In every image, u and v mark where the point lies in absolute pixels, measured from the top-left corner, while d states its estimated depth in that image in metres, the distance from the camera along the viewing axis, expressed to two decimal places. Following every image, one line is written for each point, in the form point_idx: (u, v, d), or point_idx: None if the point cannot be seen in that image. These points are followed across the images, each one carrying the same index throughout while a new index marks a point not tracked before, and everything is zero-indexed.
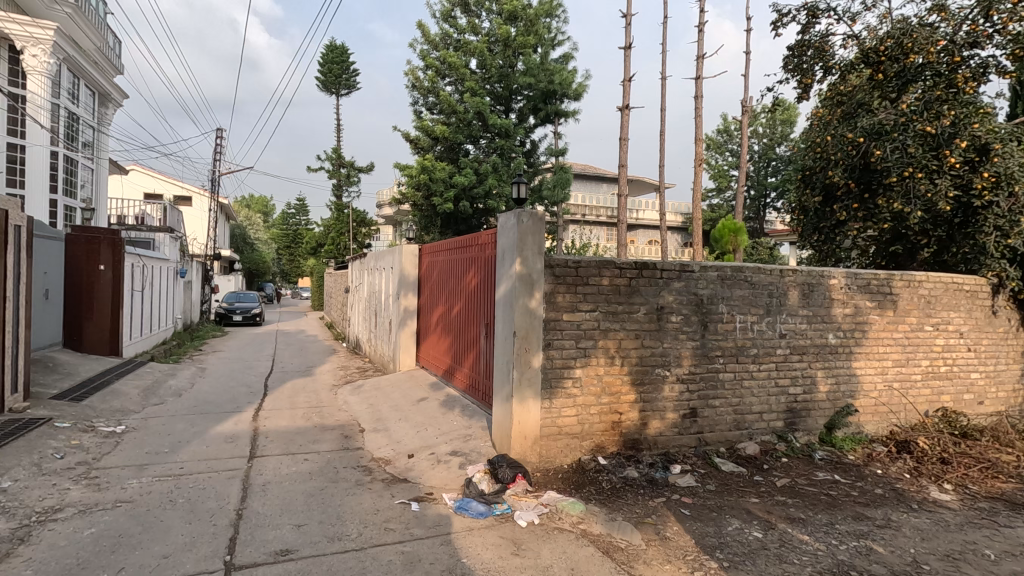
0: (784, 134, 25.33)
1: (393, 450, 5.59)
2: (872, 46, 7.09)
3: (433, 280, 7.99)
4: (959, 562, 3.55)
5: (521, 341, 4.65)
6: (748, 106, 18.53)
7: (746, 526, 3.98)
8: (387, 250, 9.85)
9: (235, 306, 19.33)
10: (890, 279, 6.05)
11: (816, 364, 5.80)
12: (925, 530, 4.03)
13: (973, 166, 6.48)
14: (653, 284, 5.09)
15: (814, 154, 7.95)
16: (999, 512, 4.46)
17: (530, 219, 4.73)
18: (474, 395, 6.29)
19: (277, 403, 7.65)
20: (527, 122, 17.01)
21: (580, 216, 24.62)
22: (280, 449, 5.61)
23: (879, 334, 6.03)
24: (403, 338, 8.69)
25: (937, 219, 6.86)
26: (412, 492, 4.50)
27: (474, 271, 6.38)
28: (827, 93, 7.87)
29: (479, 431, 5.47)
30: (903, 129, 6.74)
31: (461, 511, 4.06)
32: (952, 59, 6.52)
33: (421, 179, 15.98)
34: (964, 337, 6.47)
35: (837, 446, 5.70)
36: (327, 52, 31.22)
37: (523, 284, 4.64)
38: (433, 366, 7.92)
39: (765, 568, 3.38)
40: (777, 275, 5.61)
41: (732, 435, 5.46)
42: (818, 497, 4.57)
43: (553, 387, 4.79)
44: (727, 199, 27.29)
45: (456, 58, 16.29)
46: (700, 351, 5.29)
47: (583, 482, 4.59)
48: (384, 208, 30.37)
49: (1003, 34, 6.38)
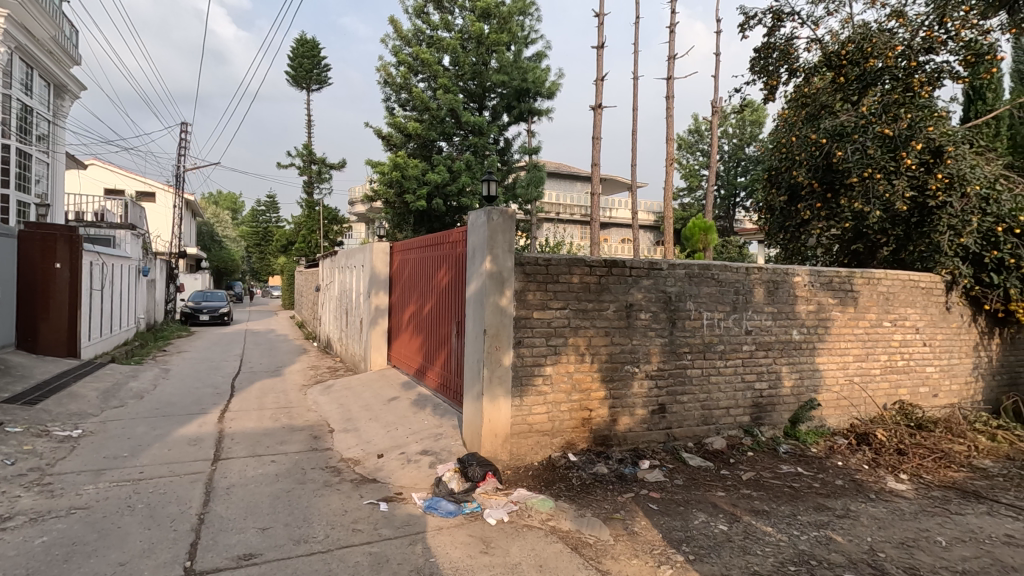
0: (753, 135, 25.87)
1: (362, 451, 5.52)
2: (835, 50, 7.34)
3: (404, 278, 7.91)
4: (914, 549, 3.68)
5: (491, 339, 4.64)
6: (717, 107, 18.84)
7: (712, 519, 4.05)
8: (358, 248, 9.71)
9: (202, 305, 18.80)
10: (852, 277, 6.24)
11: (781, 360, 5.94)
12: (882, 519, 4.17)
13: (928, 167, 6.72)
14: (623, 282, 5.13)
15: (780, 154, 8.15)
16: (951, 500, 4.64)
17: (500, 216, 4.72)
18: (446, 395, 6.25)
19: (243, 404, 7.48)
20: (501, 120, 16.96)
21: (554, 215, 24.69)
22: (246, 451, 5.49)
23: (840, 330, 6.21)
24: (374, 337, 8.58)
25: (895, 219, 7.09)
26: (381, 492, 4.46)
27: (445, 268, 6.33)
28: (793, 94, 8.08)
29: (449, 430, 5.44)
30: (863, 131, 6.95)
31: (430, 510, 4.03)
32: (909, 63, 6.81)
33: (394, 176, 15.80)
34: (920, 333, 6.70)
35: (800, 440, 5.83)
36: (297, 46, 30.61)
37: (493, 282, 4.63)
38: (404, 365, 7.84)
39: (729, 561, 3.44)
40: (743, 273, 5.72)
41: (700, 430, 5.56)
42: (782, 489, 4.68)
43: (524, 385, 4.80)
44: (698, 198, 27.72)
45: (429, 54, 16.19)
46: (668, 347, 5.36)
47: (553, 479, 4.61)
48: (357, 206, 29.95)
49: (956, 41, 6.63)
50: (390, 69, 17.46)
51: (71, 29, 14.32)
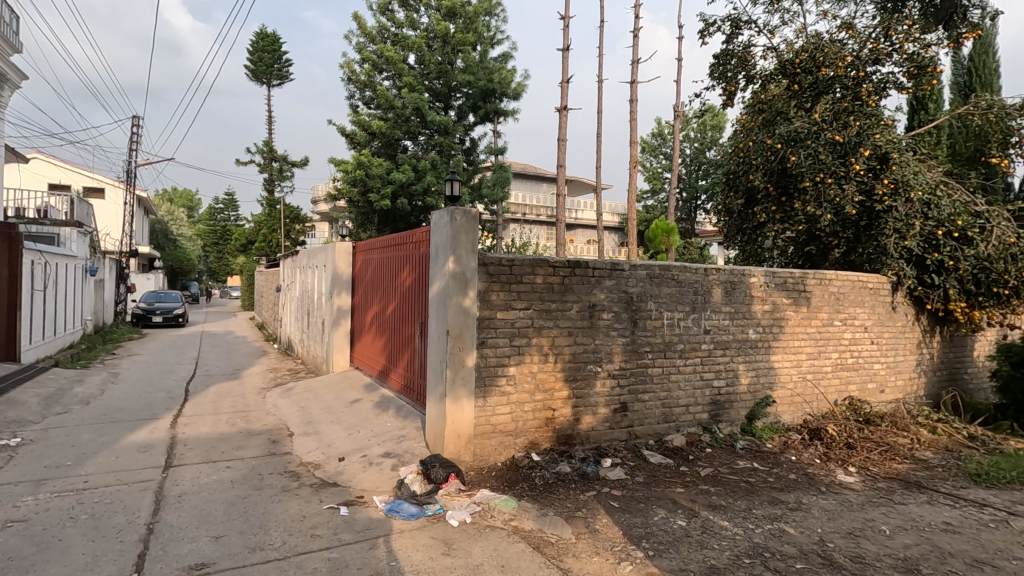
0: (713, 139, 26.57)
1: (323, 454, 5.40)
2: (790, 58, 7.61)
3: (367, 278, 7.80)
4: (860, 538, 3.84)
5: (454, 340, 4.61)
6: (679, 112, 19.23)
7: (672, 515, 4.13)
8: (319, 247, 9.53)
9: (155, 305, 18.09)
10: (804, 278, 6.46)
11: (738, 359, 6.10)
12: (832, 510, 4.34)
13: (876, 173, 7.04)
14: (586, 282, 5.19)
15: (738, 158, 8.42)
16: (895, 491, 4.87)
17: (463, 216, 4.72)
18: (409, 396, 6.19)
19: (198, 409, 7.22)
20: (466, 120, 16.85)
21: (520, 216, 24.71)
22: (200, 457, 5.31)
23: (794, 329, 6.43)
24: (336, 338, 8.41)
25: (845, 222, 7.39)
26: (342, 496, 4.38)
27: (409, 268, 6.27)
28: (750, 100, 8.34)
29: (413, 431, 5.39)
30: (815, 137, 7.23)
31: (392, 513, 3.99)
32: (858, 73, 7.11)
33: (358, 175, 15.56)
34: (868, 331, 6.98)
35: (756, 436, 6.02)
36: (257, 40, 29.72)
37: (456, 282, 4.61)
38: (368, 366, 7.73)
39: (687, 555, 3.51)
40: (702, 274, 5.86)
41: (661, 428, 5.66)
42: (738, 484, 4.82)
43: (487, 386, 4.79)
44: (661, 201, 28.25)
45: (393, 52, 16.01)
46: (630, 346, 5.45)
47: (517, 479, 4.62)
48: (319, 205, 29.33)
49: (900, 53, 6.97)
50: (354, 66, 17.18)
51: (10, 15, 13.53)
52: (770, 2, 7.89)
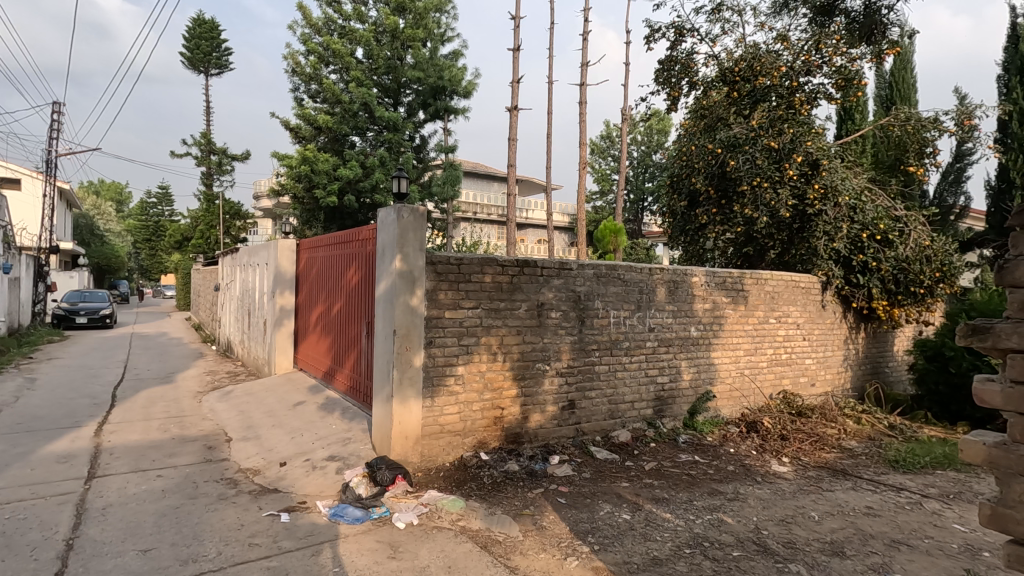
0: (659, 143, 27.37)
1: (263, 459, 5.19)
2: (729, 67, 7.93)
3: (312, 277, 7.57)
4: (791, 525, 4.04)
5: (402, 340, 4.54)
6: (627, 115, 19.63)
7: (617, 509, 4.22)
8: (261, 245, 9.20)
9: (79, 305, 16.90)
10: (741, 277, 6.75)
11: (680, 355, 6.31)
12: (766, 499, 4.55)
13: (807, 178, 7.45)
14: (534, 281, 5.21)
15: (681, 161, 8.73)
16: (823, 478, 5.17)
17: (410, 214, 4.66)
18: (355, 397, 6.04)
19: (126, 415, 6.79)
20: (416, 117, 16.59)
21: (470, 215, 24.59)
22: (128, 466, 4.99)
23: (732, 326, 6.71)
24: (278, 339, 8.11)
25: (780, 225, 7.77)
26: (283, 502, 4.23)
27: (355, 266, 6.13)
28: (692, 106, 8.64)
29: (358, 434, 5.27)
30: (753, 142, 7.58)
31: (336, 518, 3.88)
32: (791, 83, 7.49)
33: (303, 171, 15.12)
34: (800, 328, 7.35)
35: (698, 430, 6.23)
36: (193, 26, 28.23)
37: (404, 281, 4.55)
38: (312, 368, 7.50)
39: (631, 548, 3.60)
40: (647, 273, 6.02)
41: (607, 424, 5.78)
42: (680, 477, 4.98)
43: (435, 386, 4.74)
44: (610, 202, 28.80)
45: (340, 45, 15.61)
46: (578, 345, 5.53)
47: (465, 479, 4.60)
48: (261, 200, 28.16)
49: (829, 66, 7.39)
50: (298, 57, 16.62)
51: None
52: (712, 11, 8.19)
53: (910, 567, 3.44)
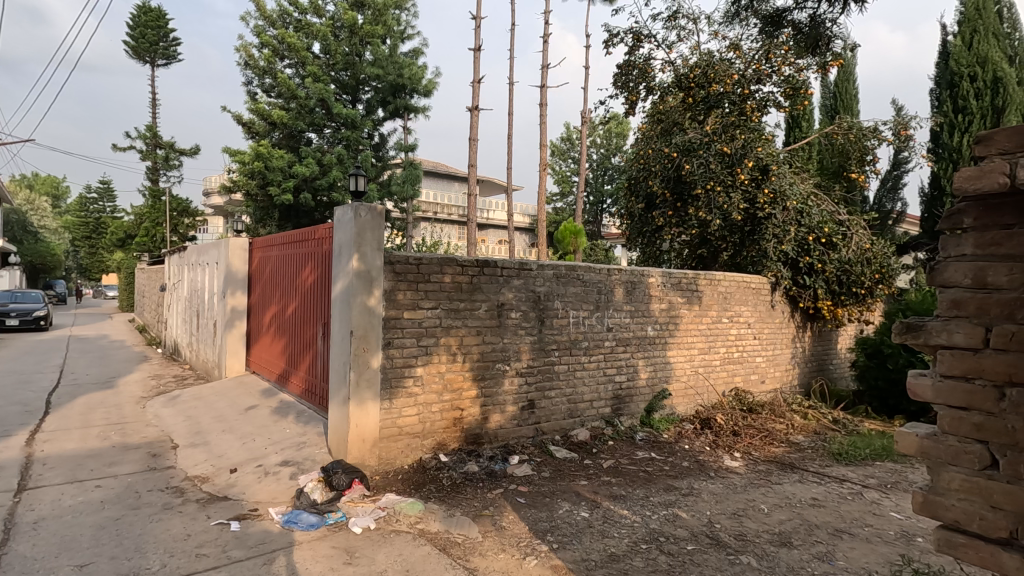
0: (618, 146, 27.86)
1: (212, 466, 4.99)
2: (685, 73, 8.14)
3: (265, 276, 7.33)
4: (743, 518, 4.18)
5: (359, 341, 4.46)
6: (587, 118, 19.89)
7: (575, 507, 4.26)
8: (210, 243, 8.86)
9: (10, 306, 15.85)
10: (696, 278, 6.94)
11: (638, 354, 6.43)
12: (719, 494, 4.68)
13: (758, 183, 7.73)
14: (494, 281, 5.20)
15: (639, 165, 8.91)
16: (772, 472, 5.36)
17: (368, 213, 4.59)
18: (311, 400, 5.89)
19: (62, 422, 6.40)
20: (375, 114, 16.28)
21: (431, 215, 24.36)
22: (64, 477, 4.71)
23: (687, 325, 6.88)
24: (229, 341, 7.82)
25: (732, 228, 8.02)
26: (233, 510, 4.08)
27: (311, 266, 5.98)
28: (649, 110, 8.83)
29: (314, 438, 5.13)
30: (706, 147, 7.82)
31: (289, 525, 3.77)
32: (743, 90, 7.76)
33: (256, 167, 14.65)
34: (751, 328, 7.61)
35: (654, 427, 6.36)
36: (138, 14, 26.81)
37: (361, 281, 4.46)
38: (265, 370, 7.27)
39: (589, 545, 3.64)
40: (605, 274, 6.11)
41: (566, 423, 5.83)
42: (637, 474, 5.07)
43: (394, 387, 4.67)
44: (570, 204, 29.11)
45: (296, 39, 15.21)
46: (537, 345, 5.55)
47: (423, 481, 4.55)
48: (212, 197, 27.10)
49: (778, 75, 7.69)
50: (251, 50, 16.09)
51: None
52: (668, 19, 8.39)
53: (851, 554, 3.60)
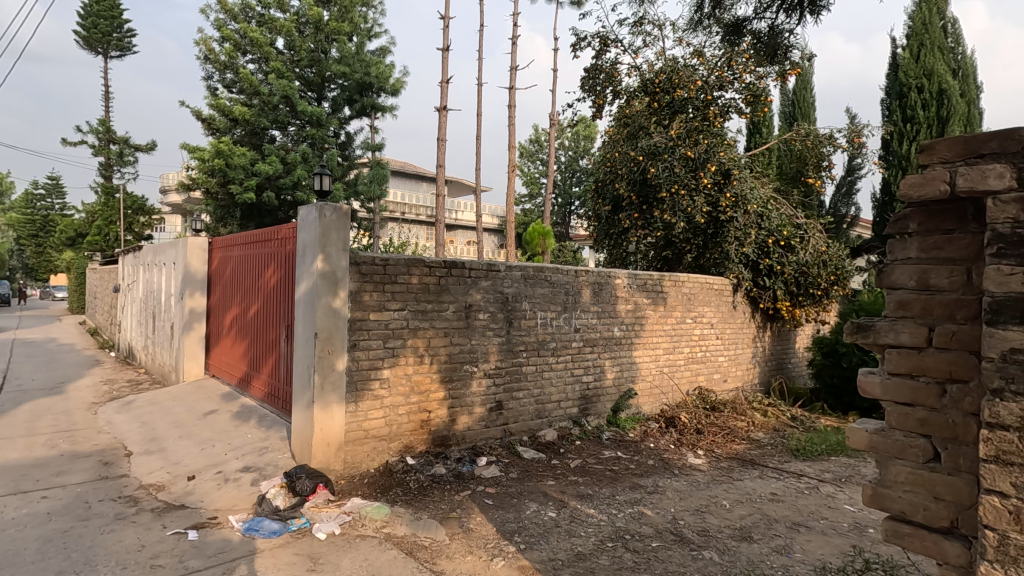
0: (585, 149, 28.15)
1: (168, 474, 4.82)
2: (650, 78, 8.29)
3: (226, 277, 7.13)
4: (705, 514, 4.27)
5: (323, 343, 4.38)
6: (555, 120, 20.04)
7: (543, 507, 4.28)
8: (167, 243, 8.56)
9: None
10: (661, 279, 7.07)
11: (604, 355, 6.51)
12: (683, 491, 4.78)
13: (720, 187, 7.93)
14: (461, 282, 5.19)
15: (605, 168, 9.03)
16: (734, 468, 5.51)
17: (333, 213, 4.51)
18: (273, 404, 5.74)
19: (4, 431, 6.07)
20: (342, 113, 15.99)
21: (398, 215, 24.08)
22: (6, 488, 4.47)
23: (653, 326, 7.00)
24: (187, 344, 7.56)
25: (696, 230, 8.21)
26: (191, 519, 3.95)
27: (274, 266, 5.84)
28: (616, 114, 8.96)
29: (276, 442, 5.01)
30: (671, 152, 7.98)
31: (250, 533, 3.67)
32: (706, 96, 7.95)
33: (216, 165, 14.22)
34: (714, 328, 7.80)
35: (621, 426, 6.45)
36: (90, 3, 25.65)
37: (326, 282, 4.39)
38: (225, 373, 7.06)
39: (556, 545, 3.66)
40: (572, 275, 6.16)
41: (534, 424, 5.86)
42: (603, 473, 5.13)
43: (359, 390, 4.60)
44: (538, 205, 29.25)
45: (259, 34, 14.84)
46: (505, 346, 5.56)
47: (390, 484, 4.50)
48: (169, 194, 26.11)
49: (740, 82, 7.91)
50: (212, 44, 15.61)
51: None
52: (634, 24, 8.55)
53: (808, 547, 3.73)
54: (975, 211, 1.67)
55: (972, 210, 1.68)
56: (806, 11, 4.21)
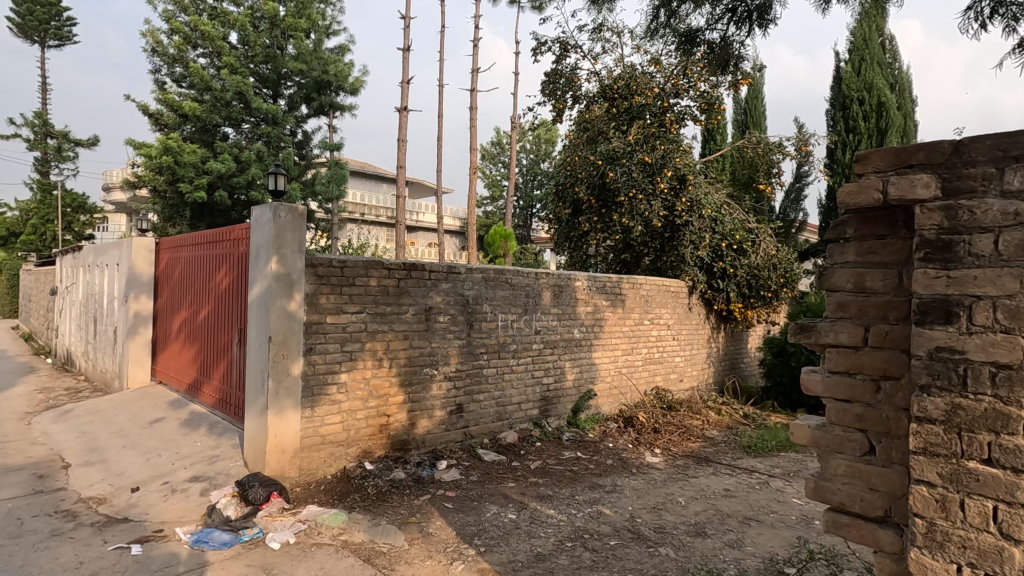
0: (547, 152, 28.40)
1: (110, 486, 4.58)
2: (609, 84, 8.45)
3: (174, 279, 6.85)
4: (662, 511, 4.37)
5: (278, 347, 4.26)
6: (516, 123, 20.13)
7: (503, 510, 4.28)
8: (109, 243, 8.15)
9: None
10: (620, 282, 7.19)
11: (565, 356, 6.57)
12: (640, 489, 4.88)
13: (676, 191, 8.14)
14: (421, 285, 5.14)
15: (566, 171, 9.14)
16: (689, 466, 5.65)
17: (288, 214, 4.40)
18: (224, 411, 5.55)
19: None
20: (298, 111, 15.64)
21: (357, 216, 23.67)
22: None
23: (612, 328, 7.12)
24: (132, 349, 7.21)
25: (653, 234, 8.39)
26: (135, 532, 3.77)
27: (225, 268, 5.65)
28: (576, 118, 9.08)
29: (227, 450, 4.84)
30: (629, 157, 8.15)
31: (199, 545, 3.53)
32: (662, 103, 8.16)
33: (164, 162, 13.63)
34: (670, 329, 7.98)
35: (580, 427, 6.53)
36: None
37: (281, 285, 4.28)
38: (173, 380, 6.77)
39: (516, 547, 3.67)
40: (533, 278, 6.19)
41: (494, 427, 5.86)
42: (563, 474, 5.18)
43: (316, 395, 4.50)
44: (500, 208, 29.30)
45: (211, 27, 14.33)
46: (465, 348, 5.54)
47: (347, 491, 4.41)
48: (112, 192, 24.87)
49: (695, 91, 8.15)
50: (159, 36, 14.96)
51: None
52: (593, 31, 8.68)
53: (758, 540, 3.86)
54: (906, 218, 1.77)
55: (903, 217, 1.78)
56: (755, 24, 4.39)
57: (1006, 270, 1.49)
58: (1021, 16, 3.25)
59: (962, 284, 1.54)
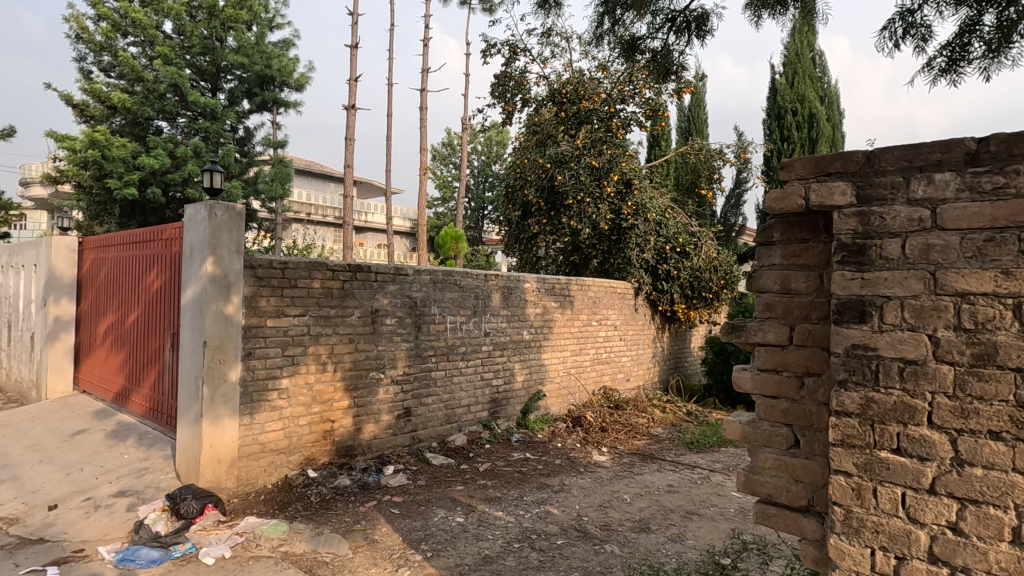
0: (498, 154, 28.54)
1: (24, 505, 4.25)
2: (558, 88, 8.60)
3: (100, 281, 6.43)
4: (608, 509, 4.45)
5: (213, 352, 4.06)
6: (467, 125, 20.11)
7: (450, 514, 4.24)
8: (25, 242, 7.55)
9: None
10: (569, 284, 7.28)
11: (514, 358, 6.60)
12: (587, 487, 4.96)
13: (623, 195, 8.35)
14: (367, 286, 5.03)
15: (515, 173, 9.20)
16: (635, 463, 5.79)
17: (225, 212, 4.20)
18: (155, 420, 5.24)
19: None
20: (239, 106, 14.95)
21: (303, 215, 22.97)
22: None
23: (561, 329, 7.22)
24: (51, 357, 6.70)
25: (601, 236, 8.56)
26: (51, 553, 3.50)
27: (156, 270, 5.34)
28: (526, 121, 9.14)
29: (158, 462, 4.57)
30: (577, 160, 8.30)
31: (124, 564, 3.32)
32: (609, 109, 8.38)
33: (90, 156, 12.78)
34: (617, 330, 8.15)
35: (529, 428, 6.56)
36: None
37: (217, 287, 4.08)
38: (98, 388, 6.35)
39: (463, 550, 3.65)
40: (482, 279, 6.18)
41: (443, 430, 5.81)
42: (512, 475, 5.19)
43: (255, 401, 4.32)
44: (451, 209, 29.11)
45: (143, 15, 13.57)
46: (413, 351, 5.47)
47: (289, 500, 4.27)
48: (32, 187, 23.14)
49: (639, 98, 8.40)
50: (84, 21, 13.99)
51: None
52: (542, 35, 8.80)
53: (699, 533, 4.00)
54: (825, 223, 1.88)
55: (823, 222, 1.88)
56: (693, 35, 4.55)
57: (912, 272, 1.60)
58: (929, 38, 3.51)
59: (874, 286, 1.65)
